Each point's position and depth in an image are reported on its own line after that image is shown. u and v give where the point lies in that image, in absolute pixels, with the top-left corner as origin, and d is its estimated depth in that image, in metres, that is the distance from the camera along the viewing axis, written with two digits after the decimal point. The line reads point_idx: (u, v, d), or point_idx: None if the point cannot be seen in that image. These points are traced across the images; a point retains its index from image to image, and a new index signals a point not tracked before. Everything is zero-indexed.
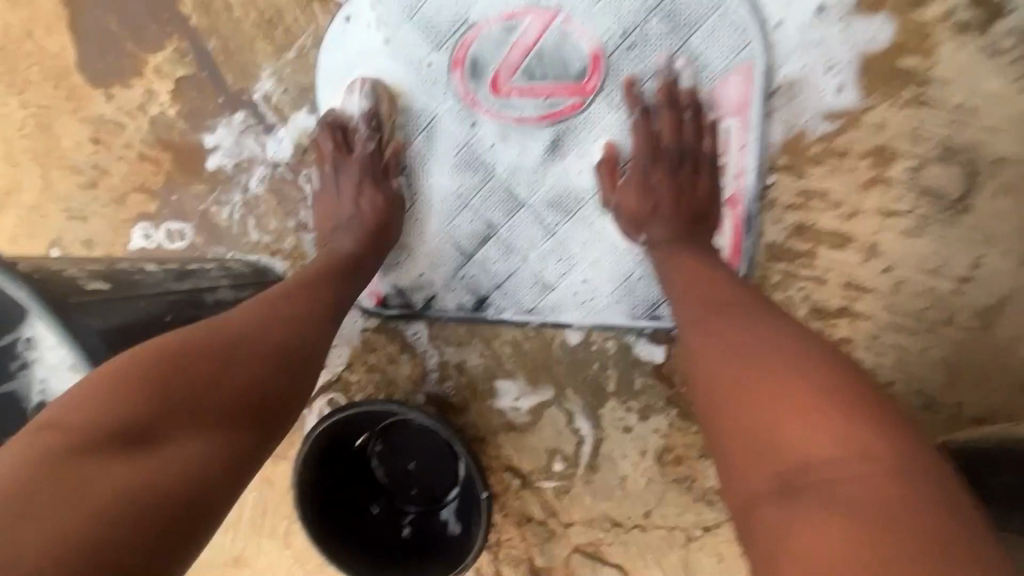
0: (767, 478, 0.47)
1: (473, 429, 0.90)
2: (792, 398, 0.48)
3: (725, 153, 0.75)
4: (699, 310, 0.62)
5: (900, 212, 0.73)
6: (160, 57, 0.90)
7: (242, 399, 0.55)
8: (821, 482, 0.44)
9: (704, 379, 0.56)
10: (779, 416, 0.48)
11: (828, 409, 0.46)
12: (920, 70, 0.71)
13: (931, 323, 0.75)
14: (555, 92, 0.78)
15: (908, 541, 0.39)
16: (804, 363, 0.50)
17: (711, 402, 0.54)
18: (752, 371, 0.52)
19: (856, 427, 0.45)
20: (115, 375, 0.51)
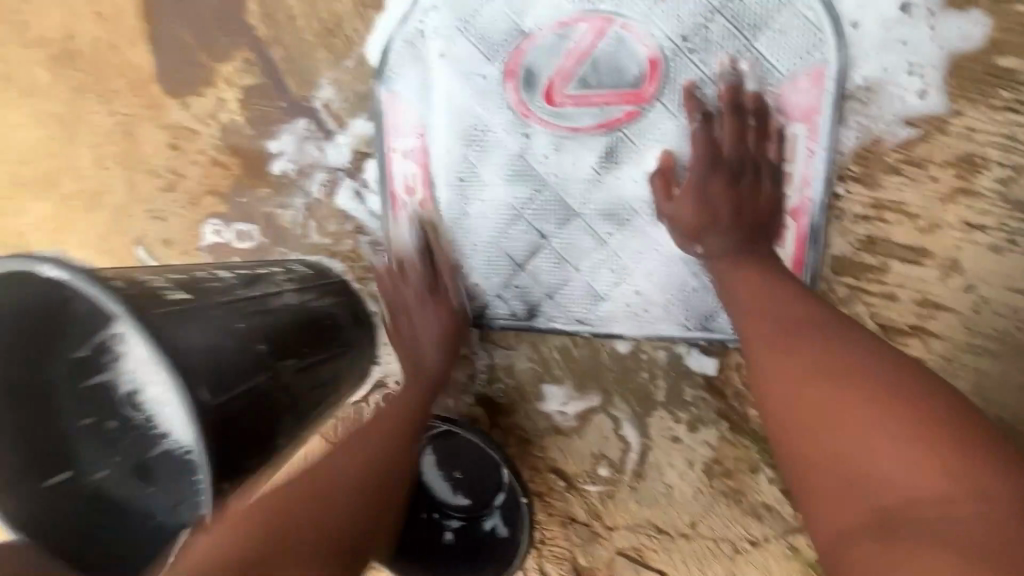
0: (860, 510, 0.45)
1: (520, 430, 0.92)
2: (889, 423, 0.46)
3: (790, 163, 0.71)
4: (770, 329, 0.59)
5: (986, 226, 0.67)
6: (229, 66, 0.94)
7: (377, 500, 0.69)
8: (926, 518, 0.42)
9: (781, 406, 0.53)
10: (862, 441, 0.46)
11: (934, 433, 0.45)
12: (1018, 71, 0.64)
13: (1015, 345, 0.69)
14: (610, 99, 0.76)
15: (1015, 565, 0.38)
16: (886, 383, 0.49)
17: (789, 431, 0.52)
18: (827, 398, 0.50)
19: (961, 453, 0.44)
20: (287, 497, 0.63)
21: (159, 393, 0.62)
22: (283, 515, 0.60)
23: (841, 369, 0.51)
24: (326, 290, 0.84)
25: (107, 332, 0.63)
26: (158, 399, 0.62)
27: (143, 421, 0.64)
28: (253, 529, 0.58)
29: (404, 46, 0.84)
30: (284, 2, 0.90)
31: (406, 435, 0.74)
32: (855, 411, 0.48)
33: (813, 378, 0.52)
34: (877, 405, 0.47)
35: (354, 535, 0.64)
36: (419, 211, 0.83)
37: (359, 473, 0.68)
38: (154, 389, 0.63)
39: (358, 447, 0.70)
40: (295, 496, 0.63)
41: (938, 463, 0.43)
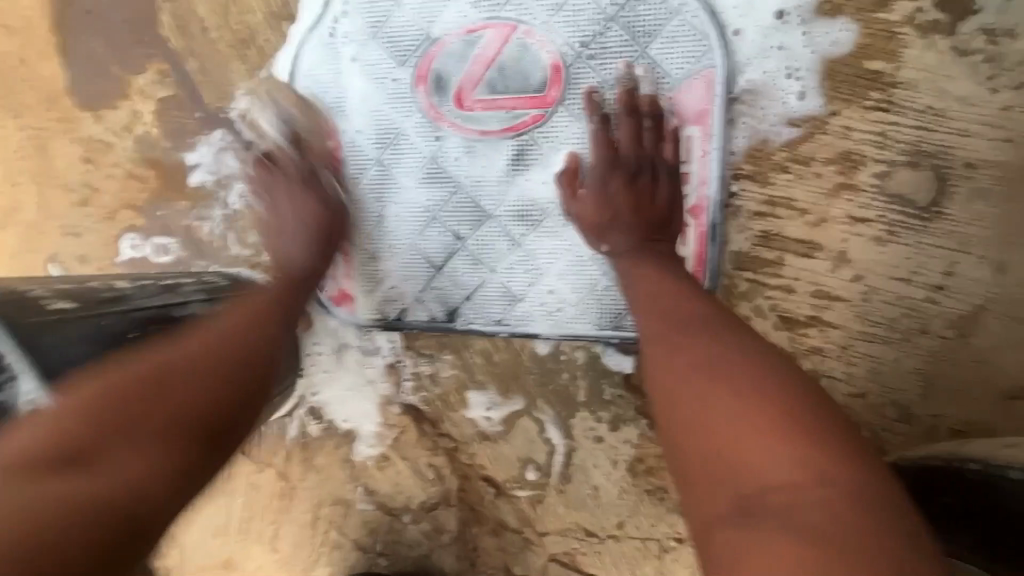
0: (725, 499, 0.46)
1: (447, 438, 0.92)
2: (753, 416, 0.48)
3: (687, 162, 0.74)
4: (663, 324, 0.61)
5: (868, 218, 0.71)
6: (143, 79, 0.93)
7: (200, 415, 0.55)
8: (778, 507, 0.43)
9: (665, 399, 0.55)
10: (737, 440, 0.48)
11: (790, 424, 0.47)
12: (885, 73, 0.68)
13: (904, 332, 0.72)
14: (517, 103, 0.78)
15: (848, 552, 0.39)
16: (777, 396, 0.49)
17: (671, 427, 0.53)
18: (714, 397, 0.51)
19: (813, 441, 0.45)
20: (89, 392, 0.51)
21: None
22: (107, 408, 0.51)
23: (727, 366, 0.52)
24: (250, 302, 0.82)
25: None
26: None
27: None
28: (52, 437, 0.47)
29: (319, 52, 0.85)
30: (195, 14, 0.89)
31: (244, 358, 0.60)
32: (723, 406, 0.50)
33: (699, 374, 0.53)
34: (744, 399, 0.49)
35: (221, 412, 0.56)
36: (291, 176, 0.83)
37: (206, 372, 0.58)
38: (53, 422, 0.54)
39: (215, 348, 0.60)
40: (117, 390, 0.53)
41: (791, 451, 0.45)
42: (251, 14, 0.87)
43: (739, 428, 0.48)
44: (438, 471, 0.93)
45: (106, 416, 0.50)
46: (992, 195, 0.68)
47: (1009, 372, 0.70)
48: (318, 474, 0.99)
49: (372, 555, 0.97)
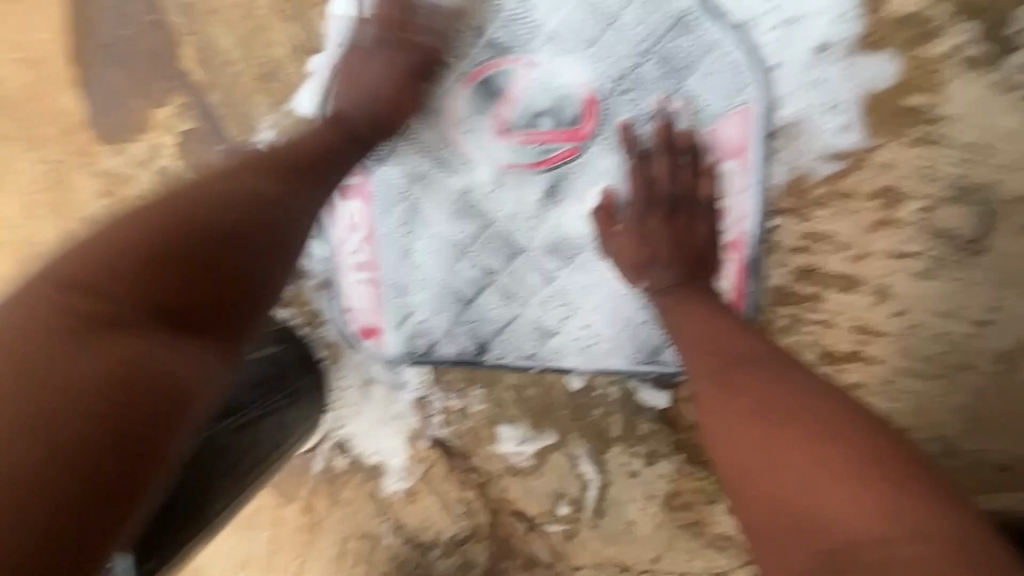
0: (810, 555, 0.44)
1: (478, 472, 0.91)
2: (828, 466, 0.47)
3: (726, 197, 0.73)
4: (714, 366, 0.59)
5: (912, 253, 0.70)
6: (164, 111, 0.92)
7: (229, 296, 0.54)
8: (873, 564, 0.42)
9: (727, 449, 0.53)
10: (816, 493, 0.46)
11: (867, 473, 0.46)
12: (929, 107, 0.67)
13: (948, 367, 0.71)
14: (550, 137, 0.78)
15: None
16: (850, 443, 0.48)
17: (737, 478, 0.52)
18: (786, 446, 0.49)
19: (896, 492, 0.44)
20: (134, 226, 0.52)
21: None
22: (96, 250, 0.51)
23: (794, 420, 0.50)
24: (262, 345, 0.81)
25: None
26: None
27: None
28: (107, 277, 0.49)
29: None
30: (218, 47, 0.88)
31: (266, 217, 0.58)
32: (794, 455, 0.48)
33: (765, 427, 0.51)
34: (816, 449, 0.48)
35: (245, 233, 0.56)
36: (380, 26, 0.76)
37: (193, 210, 0.55)
38: None
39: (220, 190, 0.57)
40: (101, 261, 0.50)
41: (877, 505, 0.44)
42: (275, 48, 0.85)
43: (816, 479, 0.46)
44: (468, 505, 0.92)
45: (165, 270, 0.51)
46: None
47: None
48: (344, 509, 0.97)
49: None
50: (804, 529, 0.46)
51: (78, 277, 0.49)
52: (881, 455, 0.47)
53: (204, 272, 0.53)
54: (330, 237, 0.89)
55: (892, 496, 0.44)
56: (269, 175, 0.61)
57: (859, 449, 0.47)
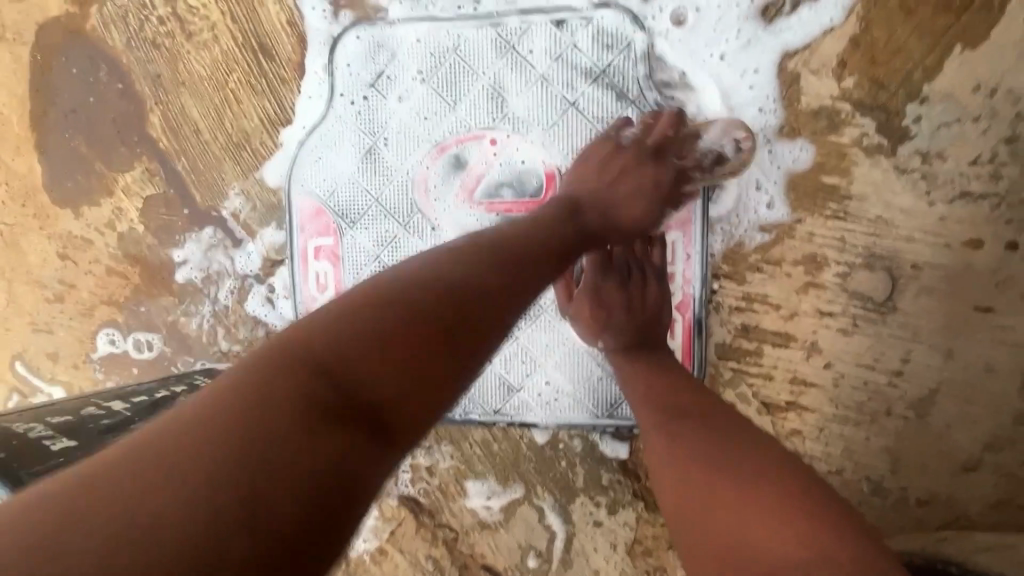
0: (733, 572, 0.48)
1: (447, 528, 0.92)
2: (756, 499, 0.52)
3: (672, 263, 0.81)
4: (666, 414, 0.66)
5: (834, 312, 0.79)
6: (128, 176, 0.92)
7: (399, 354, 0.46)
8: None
9: (671, 485, 0.59)
10: (744, 521, 0.51)
11: (793, 510, 0.50)
12: (840, 186, 0.77)
13: (872, 413, 0.80)
14: (512, 206, 0.84)
15: None
16: (783, 488, 0.53)
17: (677, 511, 0.57)
18: (723, 481, 0.55)
19: (816, 526, 0.48)
20: (389, 283, 0.51)
21: None
22: (373, 309, 0.48)
23: (731, 473, 0.55)
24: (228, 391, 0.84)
25: None
26: None
27: None
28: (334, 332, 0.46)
29: (318, 155, 0.88)
30: (186, 115, 0.89)
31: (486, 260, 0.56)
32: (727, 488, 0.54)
33: (704, 479, 0.56)
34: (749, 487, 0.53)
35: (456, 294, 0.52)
36: None
37: (406, 281, 0.51)
38: None
39: (443, 271, 0.53)
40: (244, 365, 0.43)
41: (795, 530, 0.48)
42: (246, 118, 0.88)
43: (743, 508, 0.51)
44: (437, 562, 0.93)
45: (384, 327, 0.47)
46: (936, 291, 0.77)
47: (962, 447, 0.78)
48: None
49: None
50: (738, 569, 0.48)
51: (324, 347, 0.45)
52: (811, 508, 0.51)
53: (407, 348, 0.47)
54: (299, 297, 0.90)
55: (815, 531, 0.48)
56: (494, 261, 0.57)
57: (789, 492, 0.52)
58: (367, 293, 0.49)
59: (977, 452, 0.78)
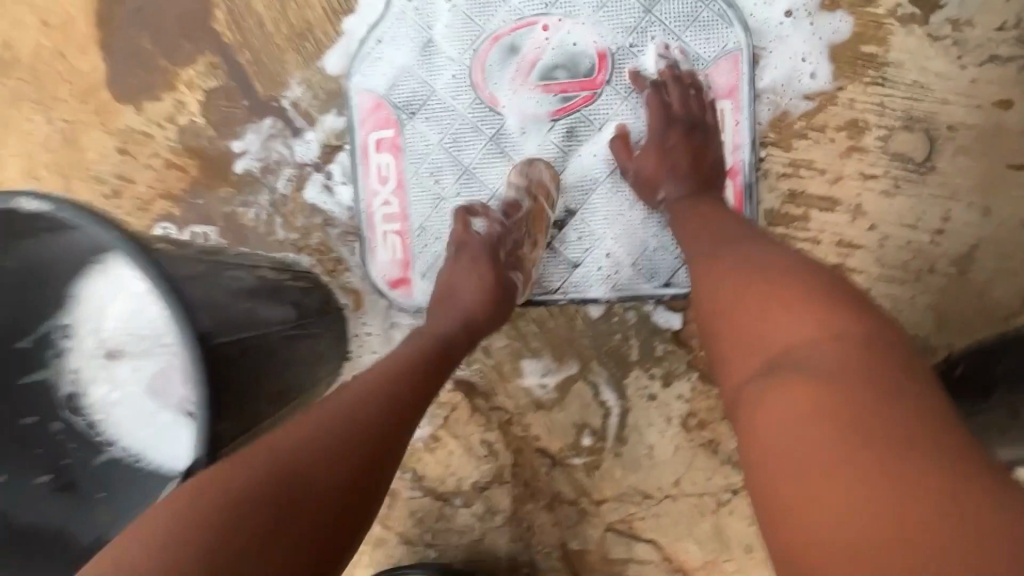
0: (752, 364, 0.50)
1: (502, 411, 0.93)
2: (784, 297, 0.51)
3: (723, 130, 0.85)
4: (708, 247, 0.66)
5: (877, 174, 0.83)
6: (192, 71, 0.96)
7: (336, 459, 0.52)
8: (796, 362, 0.46)
9: (710, 301, 0.57)
10: (764, 319, 0.51)
11: (808, 301, 0.49)
12: (877, 55, 0.82)
13: (916, 272, 0.83)
14: (568, 87, 0.88)
15: (872, 399, 0.41)
16: (815, 287, 0.51)
17: (715, 321, 0.56)
18: (747, 285, 0.55)
19: (836, 315, 0.47)
20: (344, 398, 0.58)
21: (108, 389, 0.75)
22: (334, 421, 0.55)
23: (765, 279, 0.54)
24: (296, 287, 0.85)
25: (48, 329, 0.74)
26: (106, 398, 0.75)
27: (82, 423, 0.74)
28: (315, 449, 0.52)
29: (375, 51, 0.91)
30: (252, 10, 0.94)
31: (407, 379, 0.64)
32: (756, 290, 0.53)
33: (749, 288, 0.54)
34: (778, 290, 0.52)
35: (397, 401, 0.61)
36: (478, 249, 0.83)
37: (362, 409, 0.57)
38: (101, 388, 0.75)
39: (389, 393, 0.61)
40: (289, 419, 0.54)
41: (810, 316, 0.48)
42: (310, 10, 0.92)
43: (765, 308, 0.51)
44: (491, 447, 0.93)
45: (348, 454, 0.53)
46: (972, 150, 0.82)
47: (1004, 301, 0.82)
48: None
49: (421, 548, 0.96)
50: (766, 357, 0.49)
51: (324, 428, 0.54)
52: (859, 313, 0.48)
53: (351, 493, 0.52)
54: (363, 196, 0.93)
55: (835, 316, 0.47)
56: (423, 356, 0.68)
57: (812, 287, 0.50)
58: (328, 416, 0.55)
59: (1017, 305, 0.82)
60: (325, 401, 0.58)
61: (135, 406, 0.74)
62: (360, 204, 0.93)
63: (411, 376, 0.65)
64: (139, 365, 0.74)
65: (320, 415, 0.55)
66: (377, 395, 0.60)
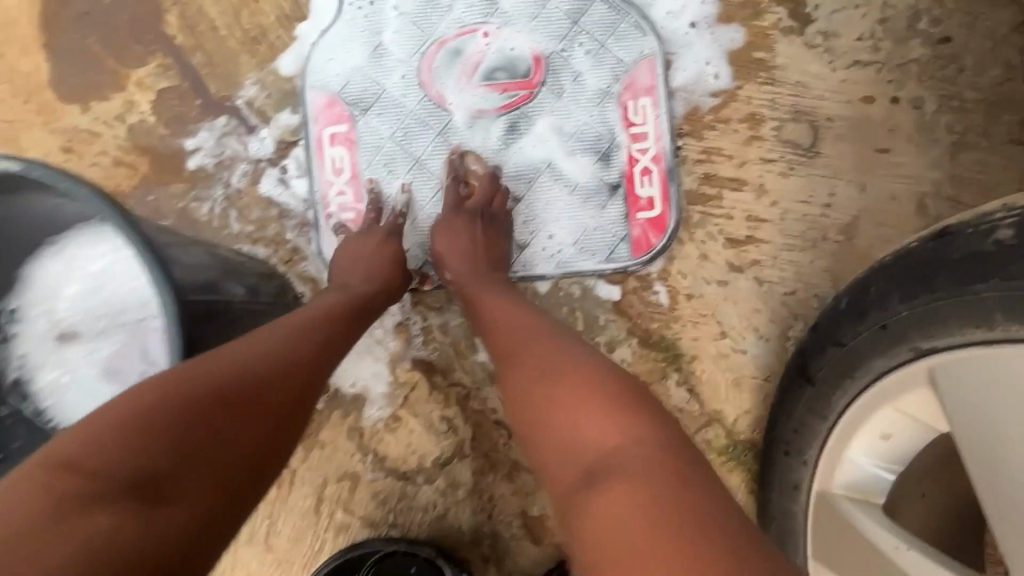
0: (572, 456, 0.58)
1: (460, 386, 0.98)
2: (587, 401, 0.61)
3: (644, 123, 0.98)
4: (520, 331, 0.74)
5: (774, 159, 0.98)
6: (142, 71, 0.98)
7: (250, 394, 0.63)
8: (613, 464, 0.55)
9: (534, 381, 0.67)
10: (582, 417, 0.60)
11: (610, 400, 0.60)
12: (767, 60, 0.98)
13: (812, 240, 0.97)
14: (508, 87, 0.97)
15: (646, 490, 0.51)
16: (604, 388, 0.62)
17: (533, 403, 0.65)
18: (564, 380, 0.64)
19: (630, 419, 0.58)
20: (262, 343, 0.69)
21: (57, 372, 0.83)
22: (252, 364, 0.66)
23: (581, 377, 0.64)
24: (256, 267, 0.96)
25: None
26: (54, 380, 0.83)
27: (30, 405, 0.83)
28: (233, 382, 0.63)
29: (328, 54, 0.98)
30: (204, 15, 0.98)
31: (325, 336, 0.75)
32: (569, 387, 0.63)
33: (571, 384, 0.63)
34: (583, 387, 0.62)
35: (310, 355, 0.71)
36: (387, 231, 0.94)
37: (277, 360, 0.68)
38: (49, 372, 0.83)
39: (304, 347, 0.71)
40: (219, 356, 0.65)
41: (618, 423, 0.58)
42: (263, 16, 0.98)
43: (581, 409, 0.60)
44: (450, 423, 0.98)
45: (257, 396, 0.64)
46: (846, 137, 0.98)
47: None
48: (322, 450, 0.98)
49: (385, 529, 0.98)
50: (583, 453, 0.58)
51: (245, 368, 0.65)
52: (650, 412, 0.60)
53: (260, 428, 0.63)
54: (319, 188, 0.98)
55: (628, 419, 0.58)
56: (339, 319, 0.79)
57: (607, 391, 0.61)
58: (245, 357, 0.66)
59: None
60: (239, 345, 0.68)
61: (81, 387, 0.83)
62: (315, 194, 0.98)
63: (327, 333, 0.76)
64: (95, 346, 0.83)
65: (240, 356, 0.66)
66: (293, 344, 0.71)
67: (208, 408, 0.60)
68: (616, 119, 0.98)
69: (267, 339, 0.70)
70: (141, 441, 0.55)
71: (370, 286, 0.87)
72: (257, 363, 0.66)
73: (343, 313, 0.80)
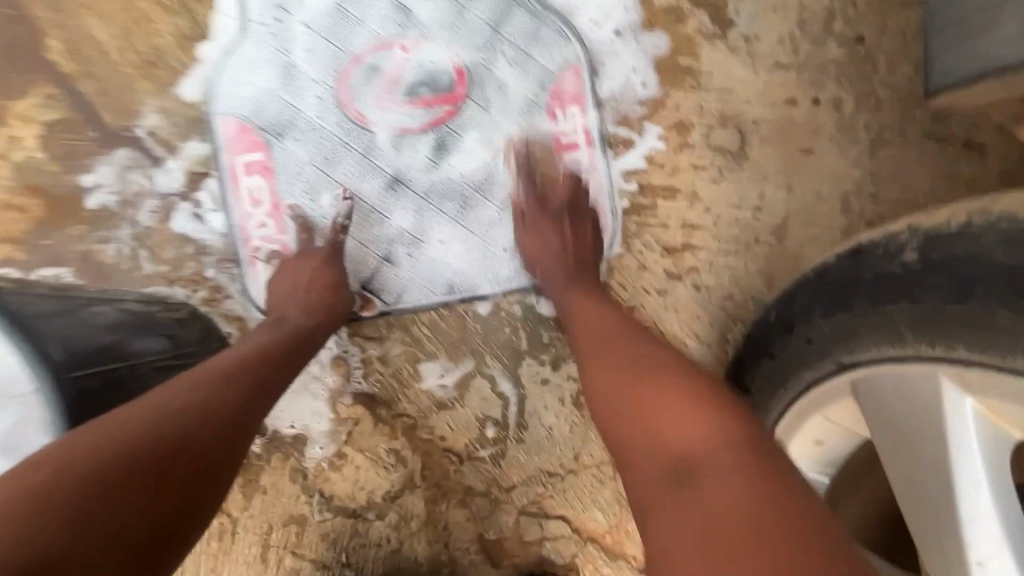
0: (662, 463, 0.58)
1: (406, 416, 0.95)
2: (676, 405, 0.61)
3: (574, 132, 0.96)
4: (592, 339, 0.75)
5: (705, 165, 0.98)
6: (23, 103, 0.88)
7: (160, 458, 0.59)
8: (697, 480, 0.55)
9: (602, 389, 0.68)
10: (662, 423, 0.60)
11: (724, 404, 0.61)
12: (692, 65, 0.98)
13: (746, 243, 0.99)
14: (433, 103, 0.94)
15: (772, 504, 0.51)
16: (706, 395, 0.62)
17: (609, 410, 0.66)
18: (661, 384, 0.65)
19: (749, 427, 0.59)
20: (178, 394, 0.64)
21: None
22: (165, 421, 0.61)
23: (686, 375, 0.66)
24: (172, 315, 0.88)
25: None
26: None
27: None
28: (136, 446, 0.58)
29: (234, 75, 0.91)
30: (92, 38, 0.89)
31: (253, 381, 0.70)
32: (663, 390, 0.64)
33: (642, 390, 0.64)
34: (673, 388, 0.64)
35: (233, 407, 0.66)
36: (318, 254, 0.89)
37: (196, 415, 0.63)
38: None
39: (226, 397, 0.67)
40: (132, 412, 0.61)
41: (705, 430, 0.58)
42: (159, 37, 0.90)
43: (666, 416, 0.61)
44: (398, 454, 0.95)
45: (166, 461, 0.59)
46: (772, 140, 0.99)
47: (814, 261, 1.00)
48: (264, 497, 0.93)
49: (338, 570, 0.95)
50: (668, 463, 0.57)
51: (157, 431, 0.60)
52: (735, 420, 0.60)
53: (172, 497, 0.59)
54: (237, 220, 0.92)
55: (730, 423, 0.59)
56: (266, 358, 0.74)
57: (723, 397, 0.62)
58: (158, 414, 0.62)
59: None
60: (159, 397, 0.64)
61: None
62: (234, 227, 0.91)
63: (251, 376, 0.71)
64: None
65: (153, 412, 0.62)
66: (213, 394, 0.66)
67: (114, 474, 0.56)
68: (546, 130, 0.96)
69: (186, 388, 0.66)
70: (34, 513, 0.51)
71: (299, 313, 0.82)
72: (173, 421, 0.61)
73: (271, 351, 0.75)
